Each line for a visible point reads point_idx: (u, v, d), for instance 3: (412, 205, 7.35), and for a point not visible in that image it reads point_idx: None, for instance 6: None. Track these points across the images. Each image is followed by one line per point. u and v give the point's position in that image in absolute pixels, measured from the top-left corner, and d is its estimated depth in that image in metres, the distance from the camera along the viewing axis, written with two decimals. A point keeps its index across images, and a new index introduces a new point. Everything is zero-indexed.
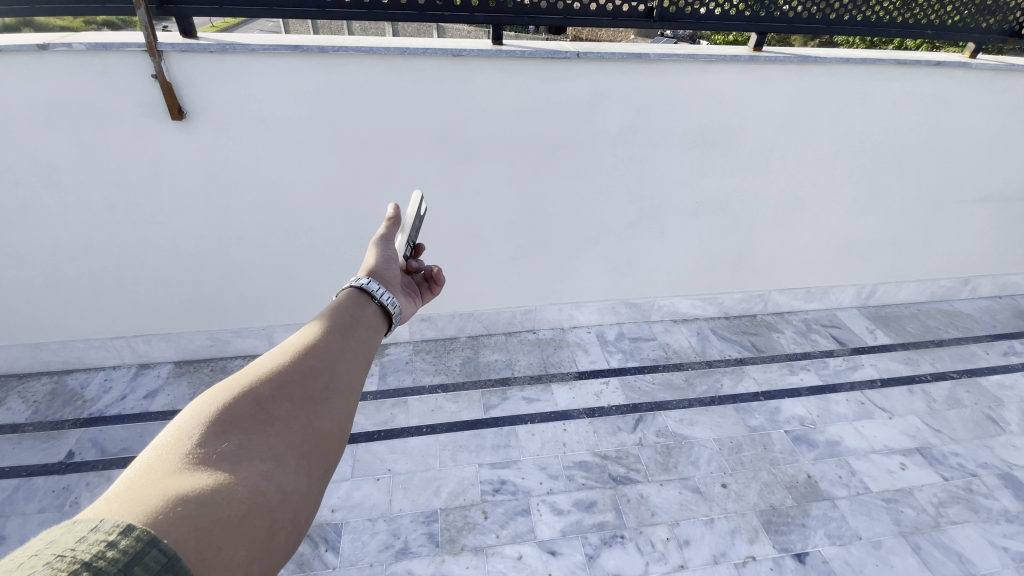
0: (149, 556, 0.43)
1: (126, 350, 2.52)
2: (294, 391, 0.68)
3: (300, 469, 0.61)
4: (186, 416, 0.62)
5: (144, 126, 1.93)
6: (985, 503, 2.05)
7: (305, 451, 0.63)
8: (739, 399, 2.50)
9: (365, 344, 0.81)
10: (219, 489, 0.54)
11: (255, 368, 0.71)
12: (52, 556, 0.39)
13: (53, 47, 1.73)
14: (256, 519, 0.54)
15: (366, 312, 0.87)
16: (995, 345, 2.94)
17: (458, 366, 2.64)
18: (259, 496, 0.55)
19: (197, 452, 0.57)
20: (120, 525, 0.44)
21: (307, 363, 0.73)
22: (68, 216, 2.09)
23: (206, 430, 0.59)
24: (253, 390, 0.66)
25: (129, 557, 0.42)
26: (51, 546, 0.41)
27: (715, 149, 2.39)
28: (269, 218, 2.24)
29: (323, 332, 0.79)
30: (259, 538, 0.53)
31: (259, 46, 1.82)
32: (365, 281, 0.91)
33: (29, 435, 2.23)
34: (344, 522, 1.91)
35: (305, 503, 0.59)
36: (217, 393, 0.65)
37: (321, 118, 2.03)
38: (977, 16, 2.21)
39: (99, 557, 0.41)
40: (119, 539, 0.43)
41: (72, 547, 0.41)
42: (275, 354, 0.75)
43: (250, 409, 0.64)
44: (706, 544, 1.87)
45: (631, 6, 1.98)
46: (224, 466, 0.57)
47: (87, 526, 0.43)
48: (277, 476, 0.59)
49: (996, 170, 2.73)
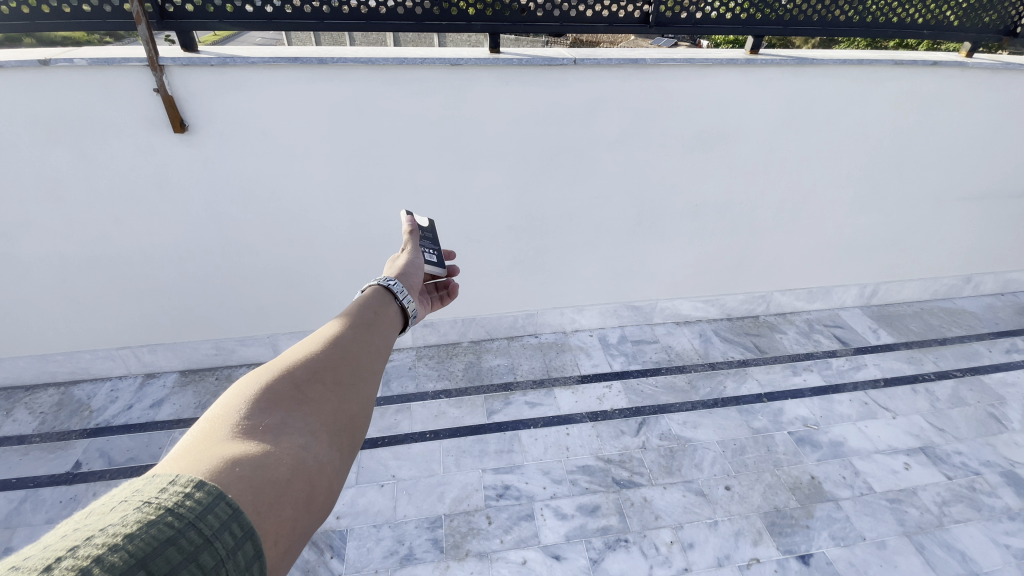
0: (220, 507, 0.44)
1: (132, 360, 2.55)
2: (325, 376, 0.70)
3: (334, 445, 0.62)
4: (229, 395, 0.63)
5: (147, 139, 1.95)
6: (989, 502, 2.04)
7: (338, 430, 0.64)
8: (741, 401, 2.50)
9: (387, 338, 0.83)
10: (264, 456, 0.54)
11: (287, 355, 0.72)
12: (139, 501, 0.41)
13: (56, 63, 1.76)
14: (300, 484, 0.54)
15: (388, 310, 0.88)
16: (998, 343, 2.93)
17: (460, 371, 2.66)
18: (300, 464, 0.56)
19: (244, 423, 0.58)
20: (194, 480, 0.45)
21: (336, 351, 0.74)
22: (72, 228, 2.11)
23: (249, 406, 0.60)
24: (289, 373, 0.67)
25: (203, 506, 0.43)
26: (137, 493, 0.42)
27: (713, 152, 2.40)
28: (271, 227, 2.26)
29: (349, 326, 0.80)
30: (302, 501, 0.53)
31: (259, 59, 1.84)
32: (390, 281, 0.94)
33: (36, 446, 2.25)
34: (348, 529, 1.92)
35: (340, 475, 0.59)
36: (255, 376, 0.66)
37: (321, 128, 2.04)
38: (975, 15, 2.21)
39: (180, 504, 0.42)
40: (194, 491, 0.44)
41: (156, 495, 0.42)
42: (303, 344, 0.76)
43: (288, 390, 0.65)
44: (710, 547, 1.87)
45: (626, 11, 1.99)
46: (268, 437, 0.57)
47: (166, 479, 0.44)
48: (315, 449, 0.59)
49: (995, 168, 2.73)
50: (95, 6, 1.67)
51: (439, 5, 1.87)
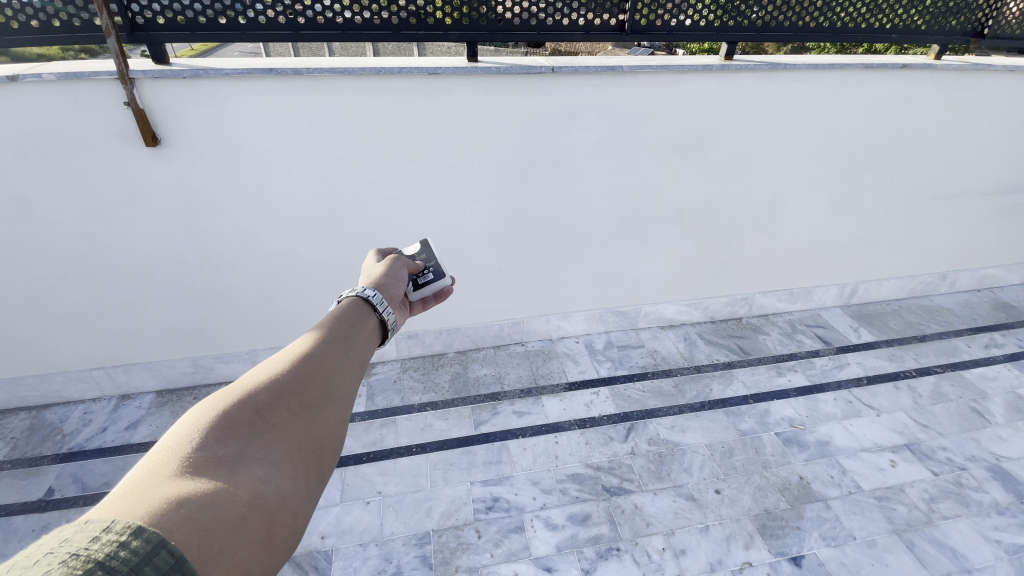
0: (160, 556, 0.41)
1: (106, 381, 2.47)
2: (291, 399, 0.67)
3: (297, 475, 0.59)
4: (184, 421, 0.60)
5: (118, 154, 1.91)
6: (975, 496, 2.06)
7: (302, 457, 0.61)
8: (728, 403, 2.51)
9: (363, 353, 0.80)
10: (216, 493, 0.51)
11: (252, 376, 0.69)
12: (67, 553, 0.37)
13: (22, 78, 1.71)
14: (256, 522, 0.52)
15: (366, 322, 0.86)
16: (977, 338, 2.99)
17: (447, 382, 2.62)
18: (258, 499, 0.53)
19: (197, 455, 0.55)
20: (131, 526, 0.41)
21: (305, 370, 0.71)
22: (42, 246, 2.05)
23: (203, 436, 0.57)
24: (251, 397, 0.64)
25: (141, 557, 0.39)
26: (64, 544, 0.38)
27: (692, 157, 2.43)
28: (249, 241, 2.21)
29: (322, 341, 0.78)
30: (258, 541, 0.51)
31: (233, 71, 1.82)
32: (369, 293, 0.91)
33: (5, 474, 2.16)
34: (334, 548, 1.86)
35: (305, 506, 0.57)
36: (214, 400, 0.63)
37: (299, 139, 2.02)
38: (939, 19, 2.27)
39: (112, 555, 0.38)
40: (131, 539, 0.40)
41: (86, 546, 0.38)
42: (272, 362, 0.73)
43: (248, 416, 0.62)
44: (703, 552, 1.86)
45: (602, 19, 2.01)
46: (222, 471, 0.54)
47: (99, 526, 0.41)
48: (275, 481, 0.56)
49: (967, 167, 2.80)
50: (63, 20, 1.63)
51: (416, 14, 1.86)
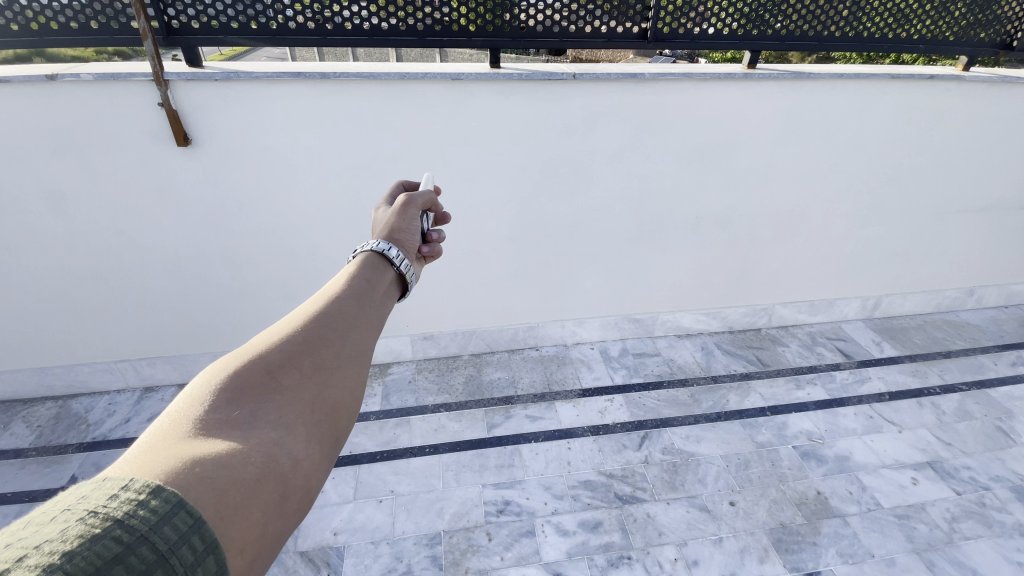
0: (178, 517, 0.41)
1: (130, 374, 2.54)
2: (305, 360, 0.66)
3: (311, 437, 0.59)
4: (196, 385, 0.60)
5: (150, 152, 1.97)
6: (999, 518, 2.00)
7: (316, 420, 0.61)
8: (745, 415, 2.47)
9: (380, 311, 0.78)
10: (230, 455, 0.52)
11: (264, 339, 0.68)
12: (85, 511, 0.38)
13: (63, 78, 1.78)
14: (271, 484, 0.52)
15: (383, 279, 0.83)
16: (1004, 355, 2.91)
17: (461, 385, 2.64)
18: (271, 462, 0.54)
19: (208, 418, 0.55)
20: (149, 485, 0.42)
21: (318, 330, 0.70)
22: (74, 240, 2.12)
23: (214, 398, 0.58)
24: (262, 359, 0.64)
25: (160, 516, 0.40)
26: (82, 501, 0.39)
27: (713, 164, 2.41)
28: (272, 239, 2.26)
29: (337, 299, 0.76)
30: (274, 502, 0.52)
31: (262, 74, 1.87)
32: (385, 246, 0.88)
33: (32, 461, 2.23)
34: (346, 545, 1.88)
35: (318, 470, 0.57)
36: (226, 363, 0.63)
37: (323, 140, 2.06)
38: (968, 29, 2.24)
39: (131, 514, 0.39)
40: (149, 498, 0.41)
41: (104, 503, 0.39)
42: (285, 322, 0.72)
43: (260, 379, 0.61)
44: (715, 564, 1.84)
45: (625, 27, 2.01)
46: (235, 433, 0.55)
47: (118, 483, 0.42)
48: (288, 444, 0.57)
49: (996, 180, 2.73)
50: (102, 22, 1.70)
51: (440, 22, 1.90)
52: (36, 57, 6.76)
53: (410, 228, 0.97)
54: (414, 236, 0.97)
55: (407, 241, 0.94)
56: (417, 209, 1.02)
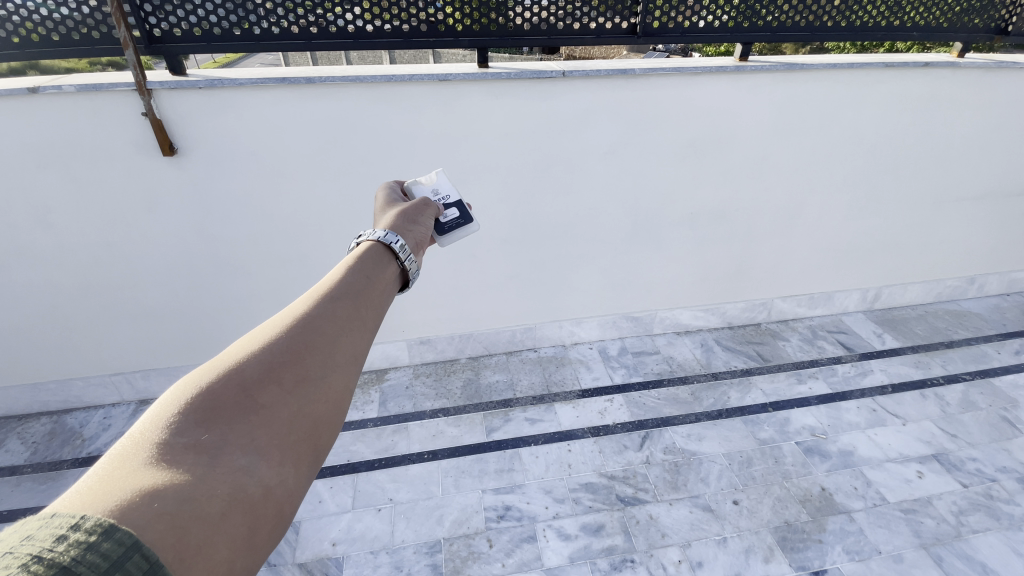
0: (132, 562, 0.38)
1: (126, 387, 2.52)
2: (286, 372, 0.62)
3: (286, 460, 0.56)
4: (165, 401, 0.56)
5: (137, 162, 1.94)
6: (1006, 510, 1.97)
7: (293, 440, 0.58)
8: (747, 411, 2.45)
9: (374, 313, 0.75)
10: (194, 485, 0.49)
11: (244, 347, 0.65)
12: (29, 556, 0.35)
13: (43, 90, 1.75)
14: (237, 516, 0.50)
15: (377, 280, 0.80)
16: (1007, 344, 2.88)
17: (459, 389, 2.61)
18: (239, 493, 0.51)
19: (174, 442, 0.52)
20: (102, 525, 0.39)
21: (304, 338, 0.66)
22: (63, 254, 2.09)
23: (182, 418, 0.54)
24: (239, 371, 0.60)
25: (111, 562, 0.37)
26: (27, 542, 0.36)
27: (707, 159, 2.39)
28: (263, 247, 2.24)
29: (326, 301, 0.72)
30: (241, 536, 0.49)
31: (246, 81, 1.84)
32: (392, 239, 0.88)
33: (28, 477, 2.20)
34: (345, 556, 1.86)
35: (292, 496, 0.55)
36: (201, 375, 0.59)
37: (311, 145, 2.03)
38: (962, 15, 2.21)
39: (78, 559, 0.36)
40: (100, 540, 0.38)
41: (50, 547, 0.36)
42: (269, 325, 0.69)
43: (234, 394, 0.58)
44: (719, 565, 1.81)
45: (614, 23, 1.99)
46: (202, 458, 0.52)
47: (66, 522, 0.39)
48: (260, 470, 0.54)
49: (994, 168, 2.71)
50: (82, 33, 1.67)
51: (426, 22, 1.87)
52: (26, 70, 6.72)
53: (422, 227, 1.00)
54: (424, 233, 1.00)
55: (414, 233, 0.96)
56: (431, 215, 1.08)
